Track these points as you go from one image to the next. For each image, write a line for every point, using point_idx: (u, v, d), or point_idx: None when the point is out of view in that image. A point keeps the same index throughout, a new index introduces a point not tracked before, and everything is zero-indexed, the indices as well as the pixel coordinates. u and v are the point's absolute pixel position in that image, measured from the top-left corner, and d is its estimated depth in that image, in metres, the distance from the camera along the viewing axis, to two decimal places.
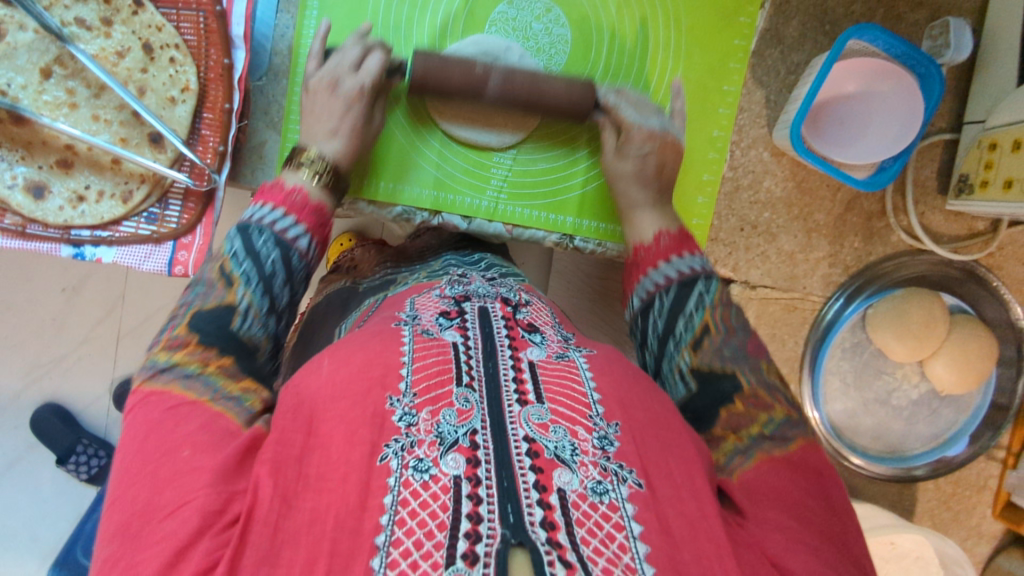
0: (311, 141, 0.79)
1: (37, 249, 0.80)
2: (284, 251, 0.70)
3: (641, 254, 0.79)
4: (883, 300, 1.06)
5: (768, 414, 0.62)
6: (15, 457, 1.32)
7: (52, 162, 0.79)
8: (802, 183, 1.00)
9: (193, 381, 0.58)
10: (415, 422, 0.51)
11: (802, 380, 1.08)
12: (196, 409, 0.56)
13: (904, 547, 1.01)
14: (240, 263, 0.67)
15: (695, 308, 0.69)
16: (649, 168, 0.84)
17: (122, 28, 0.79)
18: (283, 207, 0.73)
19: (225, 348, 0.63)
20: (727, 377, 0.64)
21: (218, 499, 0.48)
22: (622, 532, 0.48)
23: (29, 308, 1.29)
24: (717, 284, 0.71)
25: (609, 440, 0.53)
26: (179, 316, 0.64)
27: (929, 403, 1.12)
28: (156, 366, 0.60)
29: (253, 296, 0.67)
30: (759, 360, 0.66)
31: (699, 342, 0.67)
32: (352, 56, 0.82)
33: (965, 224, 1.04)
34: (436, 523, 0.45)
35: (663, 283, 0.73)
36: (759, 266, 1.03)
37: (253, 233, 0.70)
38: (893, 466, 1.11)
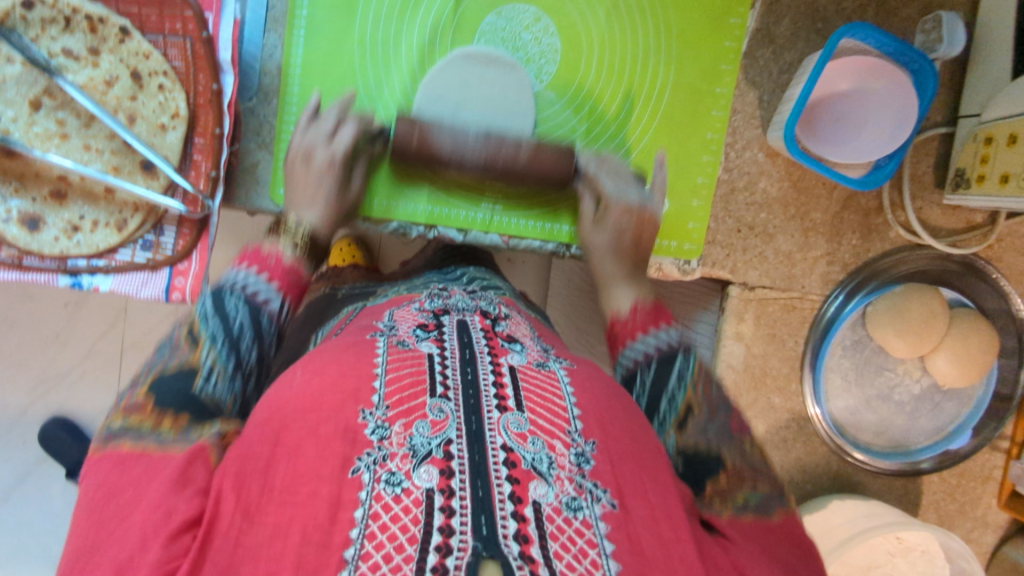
0: (293, 209, 0.79)
1: (34, 280, 0.81)
2: (254, 310, 0.69)
3: (617, 328, 0.76)
4: (882, 298, 1.06)
5: (754, 486, 0.61)
6: (24, 471, 1.33)
7: (46, 194, 0.78)
8: (798, 182, 1.00)
9: (144, 438, 0.54)
10: (387, 435, 0.51)
11: (804, 379, 1.08)
12: (144, 459, 0.52)
13: (910, 542, 1.01)
14: (208, 324, 0.65)
15: (677, 387, 0.67)
16: (628, 239, 0.85)
17: (109, 57, 0.78)
18: (257, 270, 0.72)
19: (184, 403, 0.58)
20: (713, 458, 0.62)
21: (166, 505, 0.48)
22: (595, 549, 0.48)
23: (33, 324, 1.29)
24: (695, 362, 0.69)
25: (587, 457, 0.54)
26: (140, 380, 0.60)
27: (932, 398, 1.12)
28: (110, 430, 0.55)
29: (219, 354, 0.64)
30: (744, 438, 0.64)
31: (683, 424, 0.65)
32: (326, 130, 0.81)
33: (963, 218, 1.03)
34: (407, 536, 0.45)
35: (642, 358, 0.71)
36: (758, 267, 1.02)
37: (224, 294, 0.69)
38: (898, 461, 1.10)
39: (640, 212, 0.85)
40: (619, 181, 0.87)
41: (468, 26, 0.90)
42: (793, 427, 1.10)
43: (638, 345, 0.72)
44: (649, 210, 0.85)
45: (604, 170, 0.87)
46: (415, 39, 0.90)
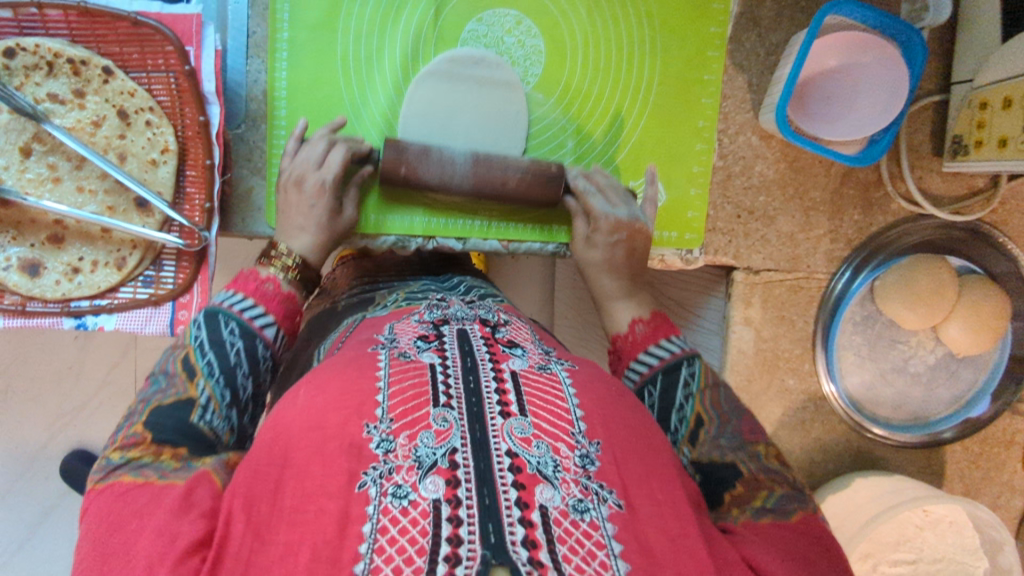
0: (283, 238, 0.78)
1: (39, 325, 0.80)
2: (249, 341, 0.68)
3: (619, 346, 0.77)
4: (889, 271, 1.04)
5: (769, 490, 0.62)
6: (49, 506, 1.34)
7: (43, 239, 0.79)
8: (794, 162, 0.99)
9: (144, 470, 0.56)
10: (393, 448, 0.50)
11: (816, 357, 1.07)
12: (145, 489, 0.53)
13: (937, 513, 1.02)
14: (204, 355, 0.65)
15: (685, 400, 0.68)
16: (621, 256, 0.85)
17: (95, 97, 0.79)
18: (251, 297, 0.71)
19: (186, 439, 0.60)
20: (728, 467, 0.63)
21: (166, 539, 0.48)
22: (603, 550, 0.48)
23: (44, 360, 1.30)
24: (701, 364, 0.71)
25: (592, 458, 0.53)
26: (137, 413, 0.61)
27: (947, 366, 1.10)
28: (110, 465, 0.57)
29: (214, 387, 0.64)
30: (757, 445, 0.65)
31: (695, 436, 0.66)
32: (318, 152, 0.81)
33: (965, 183, 1.02)
34: (415, 549, 0.45)
35: (647, 372, 0.72)
36: (761, 250, 1.01)
37: (219, 321, 0.68)
38: (919, 434, 1.10)
39: (631, 233, 0.85)
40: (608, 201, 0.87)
41: (450, 35, 0.90)
42: (809, 407, 1.09)
43: (645, 357, 0.73)
44: (641, 229, 0.86)
45: (595, 187, 0.87)
46: (398, 53, 0.90)
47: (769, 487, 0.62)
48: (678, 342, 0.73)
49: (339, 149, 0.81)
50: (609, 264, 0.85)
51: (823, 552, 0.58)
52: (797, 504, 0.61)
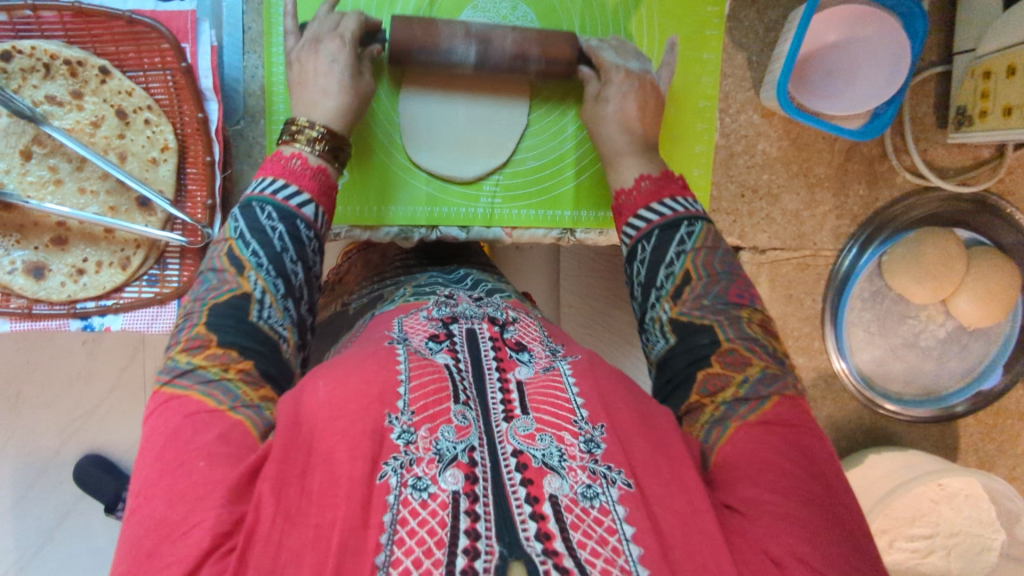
0: (304, 110, 0.76)
1: (46, 327, 0.80)
2: (289, 222, 0.68)
3: (622, 201, 0.78)
4: (898, 245, 1.03)
5: (745, 373, 0.62)
6: (64, 510, 1.35)
7: (47, 241, 0.79)
8: (796, 139, 0.98)
9: (213, 387, 0.56)
10: (413, 440, 0.50)
11: (825, 336, 1.06)
12: (215, 419, 0.54)
13: (953, 488, 0.99)
14: (247, 245, 0.65)
15: (676, 257, 0.70)
16: (635, 111, 0.82)
17: (93, 98, 0.79)
18: (281, 177, 0.70)
19: (246, 337, 0.60)
20: (704, 326, 0.65)
21: (229, 518, 0.47)
22: (615, 536, 0.47)
23: (54, 365, 1.30)
24: (703, 225, 0.71)
25: (596, 442, 0.53)
26: (195, 315, 0.62)
27: (958, 339, 1.09)
28: (178, 369, 0.58)
29: (266, 278, 0.64)
30: (741, 309, 0.66)
31: (680, 292, 0.68)
32: (330, 24, 0.80)
33: (970, 154, 1.01)
34: (434, 540, 0.45)
35: (643, 228, 0.74)
36: (766, 229, 1.00)
37: (257, 210, 0.67)
38: (931, 409, 1.09)
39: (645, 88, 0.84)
40: (619, 56, 0.85)
41: None
42: (820, 385, 1.09)
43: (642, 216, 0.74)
44: (651, 82, 0.84)
45: (606, 47, 0.86)
46: None
47: (746, 362, 0.62)
48: (680, 203, 0.74)
49: (351, 18, 0.80)
50: (622, 117, 0.82)
51: (795, 435, 0.57)
52: (773, 389, 0.61)
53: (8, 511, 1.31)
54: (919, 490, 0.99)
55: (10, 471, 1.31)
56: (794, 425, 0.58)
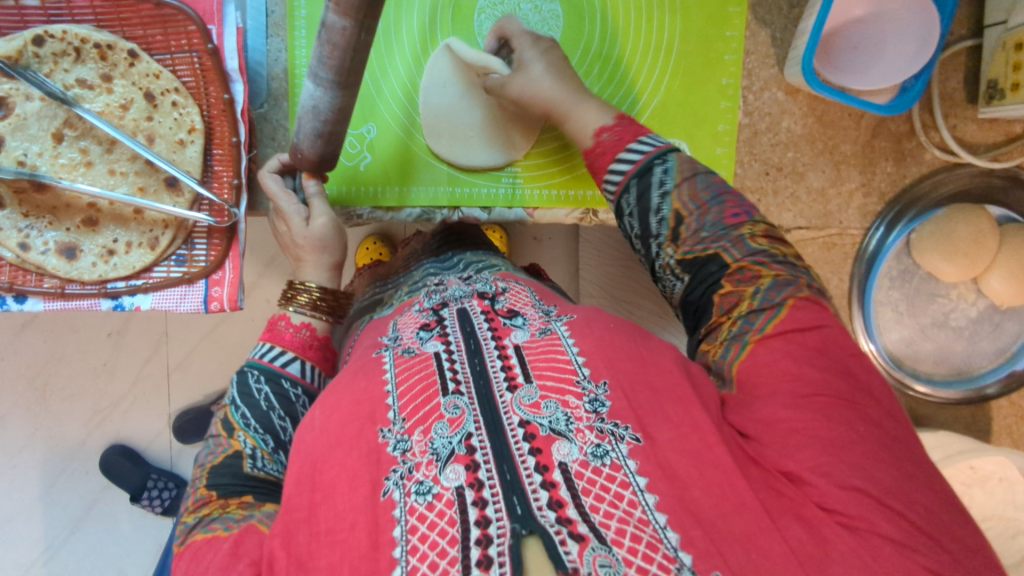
0: (300, 273, 0.81)
1: (79, 307, 0.83)
2: (274, 382, 0.71)
3: (598, 151, 0.72)
4: (925, 224, 1.02)
5: (756, 284, 0.59)
6: (91, 499, 1.37)
7: (78, 222, 0.81)
8: (822, 117, 0.96)
9: (214, 522, 0.57)
10: (409, 447, 0.52)
11: (852, 316, 1.08)
12: (212, 544, 0.54)
13: (986, 471, 0.99)
14: (236, 410, 0.68)
15: (661, 200, 0.65)
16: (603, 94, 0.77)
17: (122, 81, 0.80)
18: (268, 340, 0.75)
19: (244, 490, 0.61)
20: (711, 262, 0.61)
21: None
22: (629, 489, 0.48)
23: (80, 357, 1.33)
24: (676, 157, 0.67)
25: (601, 401, 0.53)
26: (197, 479, 0.63)
27: (991, 318, 1.07)
28: (186, 529, 0.59)
29: (254, 436, 0.65)
30: (742, 228, 0.63)
31: (678, 233, 0.64)
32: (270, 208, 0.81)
33: (1002, 130, 0.98)
34: (447, 540, 0.45)
35: (621, 181, 0.68)
36: (792, 208, 0.98)
37: (246, 373, 0.71)
38: (962, 389, 1.08)
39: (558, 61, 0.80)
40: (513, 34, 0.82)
41: (467, 4, 0.90)
42: None
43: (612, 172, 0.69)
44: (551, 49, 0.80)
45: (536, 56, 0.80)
46: (415, 29, 0.90)
47: (755, 275, 0.59)
48: (647, 142, 0.69)
49: (265, 179, 0.79)
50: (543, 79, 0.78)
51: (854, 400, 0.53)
52: (788, 291, 0.58)
53: (37, 500, 1.35)
54: (949, 472, 0.97)
55: (39, 461, 1.34)
56: (813, 326, 0.56)
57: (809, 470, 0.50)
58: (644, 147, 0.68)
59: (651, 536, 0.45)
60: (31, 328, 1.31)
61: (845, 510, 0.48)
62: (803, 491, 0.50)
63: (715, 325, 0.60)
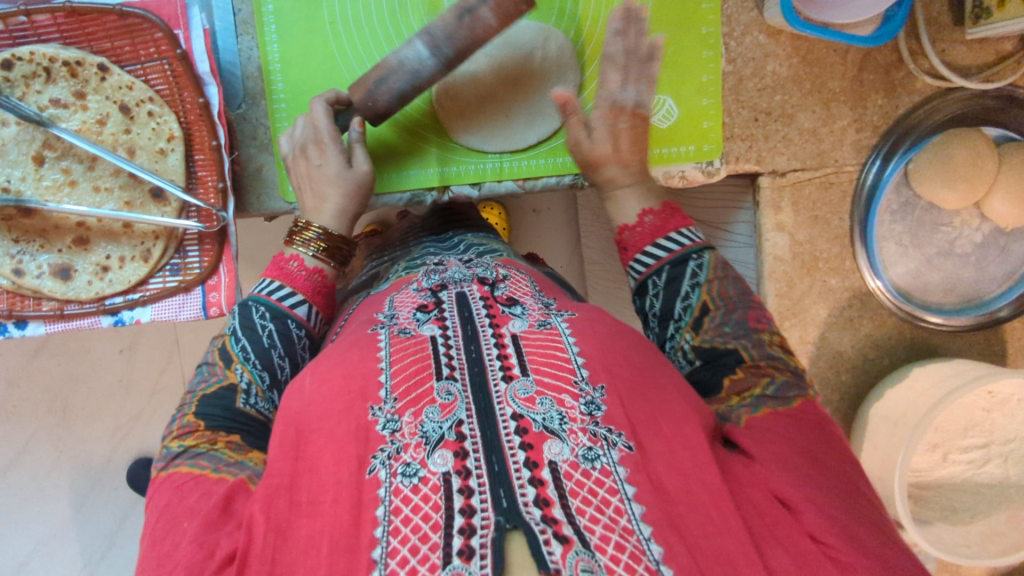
0: (312, 214, 0.78)
1: (81, 326, 0.83)
2: (280, 322, 0.70)
3: (626, 238, 0.74)
4: (921, 152, 0.98)
5: (768, 378, 0.62)
6: (123, 514, 1.38)
7: (69, 242, 0.81)
8: (807, 56, 0.94)
9: (200, 459, 0.58)
10: (399, 427, 0.52)
11: (856, 254, 1.03)
12: (199, 483, 0.55)
13: (1004, 394, 0.96)
14: (238, 341, 0.68)
15: (691, 289, 0.67)
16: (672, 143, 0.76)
17: (95, 96, 0.79)
18: (276, 278, 0.74)
19: (231, 427, 0.62)
20: (731, 351, 0.63)
21: (201, 551, 0.49)
22: (617, 495, 0.48)
23: (96, 375, 1.35)
24: (710, 255, 0.69)
25: (597, 404, 0.53)
26: (187, 404, 0.64)
27: (997, 242, 1.04)
28: (171, 454, 0.59)
29: (252, 371, 0.66)
30: (761, 333, 0.65)
31: (700, 323, 0.66)
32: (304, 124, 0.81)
33: (991, 49, 0.96)
34: (429, 525, 0.46)
35: (653, 264, 0.70)
36: (784, 151, 0.97)
37: (250, 308, 0.70)
38: (974, 315, 1.05)
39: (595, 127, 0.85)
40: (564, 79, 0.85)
41: None
42: (855, 304, 1.05)
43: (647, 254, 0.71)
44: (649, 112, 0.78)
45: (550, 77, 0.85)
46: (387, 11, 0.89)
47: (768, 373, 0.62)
48: (686, 235, 0.71)
49: (317, 104, 0.79)
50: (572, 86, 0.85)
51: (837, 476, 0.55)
52: (797, 391, 0.61)
53: (70, 519, 1.37)
54: (967, 398, 0.97)
55: (67, 481, 1.36)
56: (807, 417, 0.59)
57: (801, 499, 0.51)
58: (683, 239, 0.71)
59: (635, 547, 0.45)
60: (45, 353, 1.33)
61: (834, 541, 0.50)
62: (795, 521, 0.51)
63: (723, 398, 0.62)
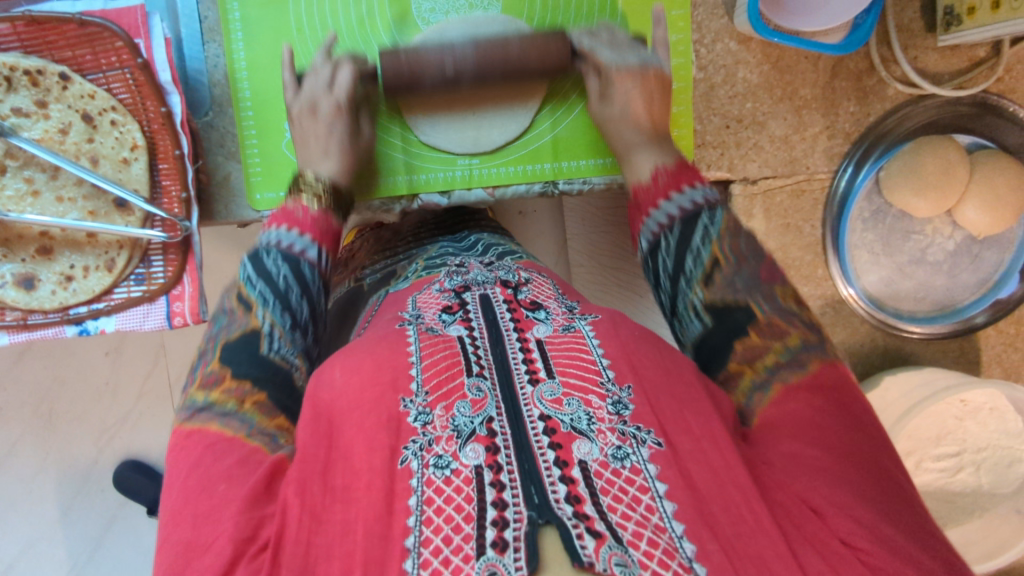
0: (307, 166, 0.77)
1: (44, 336, 0.82)
2: (294, 265, 0.67)
3: (640, 197, 0.71)
4: (893, 159, 0.98)
5: (783, 343, 0.57)
6: (110, 516, 1.39)
7: (33, 252, 0.80)
8: (778, 62, 0.93)
9: (230, 419, 0.56)
10: (430, 420, 0.51)
11: (828, 263, 1.04)
12: (232, 445, 0.54)
13: (975, 403, 0.97)
14: (254, 287, 0.65)
15: (703, 241, 0.63)
16: (641, 105, 0.79)
17: (57, 105, 0.79)
18: (286, 225, 0.70)
19: (256, 374, 0.59)
20: (741, 306, 0.59)
21: (248, 526, 0.48)
22: (647, 494, 0.48)
23: (81, 379, 1.35)
24: (723, 213, 0.65)
25: (624, 403, 0.54)
26: (211, 351, 0.62)
27: (970, 250, 1.03)
28: (195, 406, 0.58)
29: (274, 314, 0.63)
30: (774, 285, 0.61)
31: (711, 276, 0.62)
32: (324, 77, 0.81)
33: (964, 55, 0.95)
34: (462, 517, 0.46)
35: (665, 221, 0.66)
36: (755, 159, 0.97)
37: (263, 255, 0.67)
38: (949, 322, 1.05)
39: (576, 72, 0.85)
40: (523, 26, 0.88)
41: None
42: (828, 312, 1.07)
43: (658, 211, 0.68)
44: (656, 72, 0.80)
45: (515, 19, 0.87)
46: (353, 19, 0.88)
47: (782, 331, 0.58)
48: (694, 191, 0.68)
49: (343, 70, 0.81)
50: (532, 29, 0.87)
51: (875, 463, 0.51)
52: (815, 355, 0.56)
53: (57, 521, 1.36)
54: (940, 407, 0.96)
55: (53, 483, 1.36)
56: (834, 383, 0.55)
57: (830, 499, 0.49)
58: (689, 197, 0.67)
59: (667, 544, 0.45)
60: (28, 356, 1.33)
61: (866, 547, 0.47)
62: (823, 525, 0.48)
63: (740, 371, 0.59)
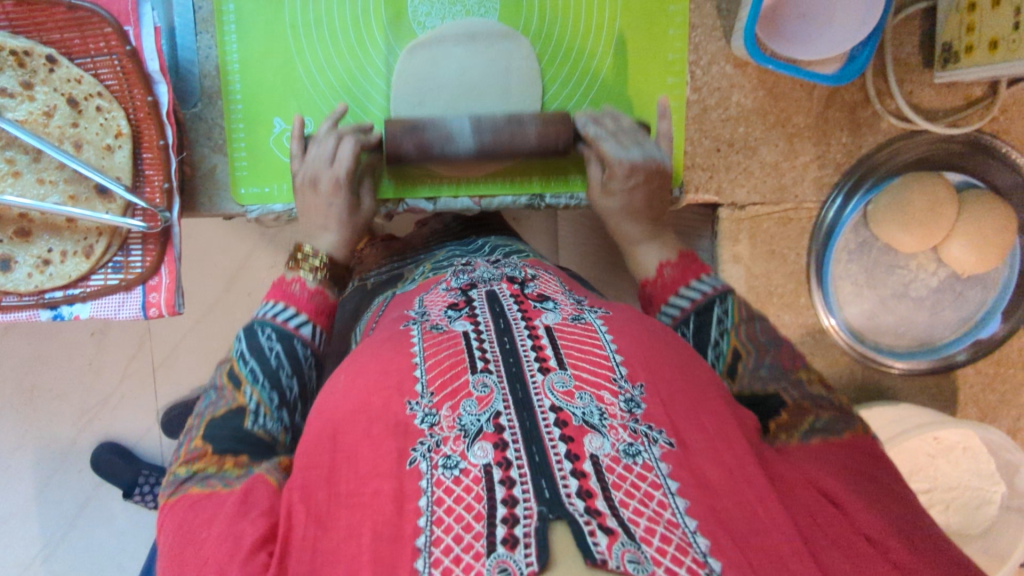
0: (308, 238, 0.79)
1: (18, 318, 0.82)
2: (287, 342, 0.68)
3: (650, 291, 0.74)
4: (882, 194, 0.99)
5: (815, 412, 0.61)
6: (85, 497, 1.38)
7: (11, 233, 0.80)
8: (772, 88, 0.93)
9: (211, 480, 0.56)
10: (437, 421, 0.51)
11: (812, 293, 1.04)
12: (213, 500, 0.54)
13: (950, 441, 0.98)
14: (246, 363, 0.66)
15: (720, 337, 0.66)
16: (640, 200, 0.80)
17: (43, 87, 0.78)
18: (283, 301, 0.72)
19: (238, 449, 0.59)
20: (772, 395, 0.62)
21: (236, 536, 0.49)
22: (660, 491, 0.47)
23: (65, 358, 1.34)
24: (734, 300, 0.68)
25: (637, 402, 0.52)
26: (195, 429, 0.62)
27: (953, 287, 1.04)
28: (179, 479, 0.57)
29: (261, 392, 0.64)
30: (798, 372, 0.64)
31: (734, 370, 0.65)
32: (326, 150, 0.79)
33: (961, 93, 0.95)
34: (472, 515, 0.45)
35: (680, 314, 0.70)
36: (744, 184, 0.96)
37: (257, 331, 0.68)
38: (929, 359, 1.05)
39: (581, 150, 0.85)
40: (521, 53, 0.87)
41: None
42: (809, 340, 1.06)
43: (671, 304, 0.71)
44: (659, 168, 0.80)
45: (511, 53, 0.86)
46: (349, 18, 0.88)
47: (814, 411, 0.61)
48: (706, 282, 0.71)
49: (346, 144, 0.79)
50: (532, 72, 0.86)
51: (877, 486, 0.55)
52: (846, 424, 0.60)
53: (32, 499, 1.36)
54: (915, 443, 0.97)
55: (31, 460, 1.35)
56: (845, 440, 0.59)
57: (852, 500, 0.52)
58: (696, 291, 0.70)
59: (680, 540, 0.44)
60: (14, 332, 1.32)
61: (893, 545, 0.49)
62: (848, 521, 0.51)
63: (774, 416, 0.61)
